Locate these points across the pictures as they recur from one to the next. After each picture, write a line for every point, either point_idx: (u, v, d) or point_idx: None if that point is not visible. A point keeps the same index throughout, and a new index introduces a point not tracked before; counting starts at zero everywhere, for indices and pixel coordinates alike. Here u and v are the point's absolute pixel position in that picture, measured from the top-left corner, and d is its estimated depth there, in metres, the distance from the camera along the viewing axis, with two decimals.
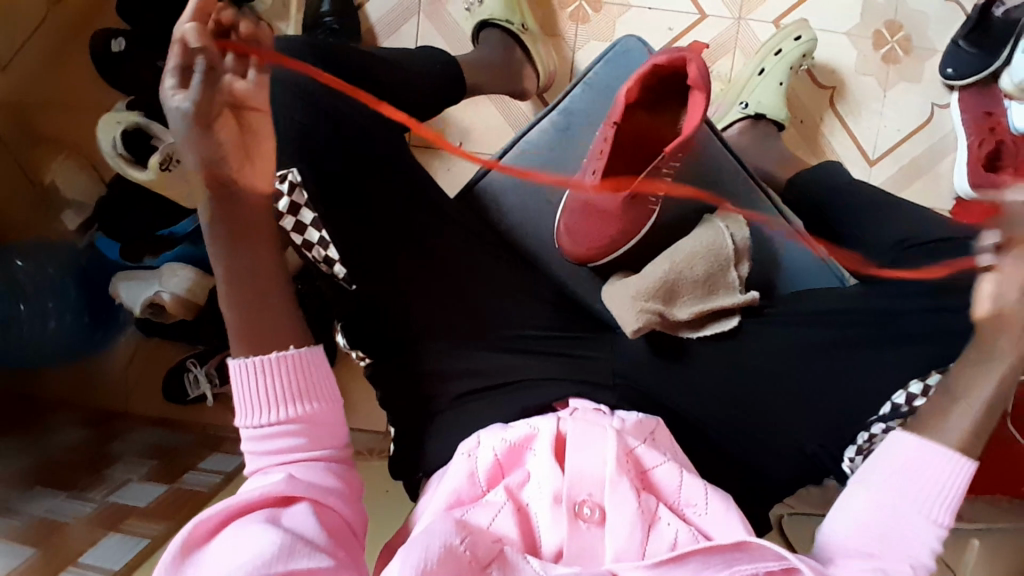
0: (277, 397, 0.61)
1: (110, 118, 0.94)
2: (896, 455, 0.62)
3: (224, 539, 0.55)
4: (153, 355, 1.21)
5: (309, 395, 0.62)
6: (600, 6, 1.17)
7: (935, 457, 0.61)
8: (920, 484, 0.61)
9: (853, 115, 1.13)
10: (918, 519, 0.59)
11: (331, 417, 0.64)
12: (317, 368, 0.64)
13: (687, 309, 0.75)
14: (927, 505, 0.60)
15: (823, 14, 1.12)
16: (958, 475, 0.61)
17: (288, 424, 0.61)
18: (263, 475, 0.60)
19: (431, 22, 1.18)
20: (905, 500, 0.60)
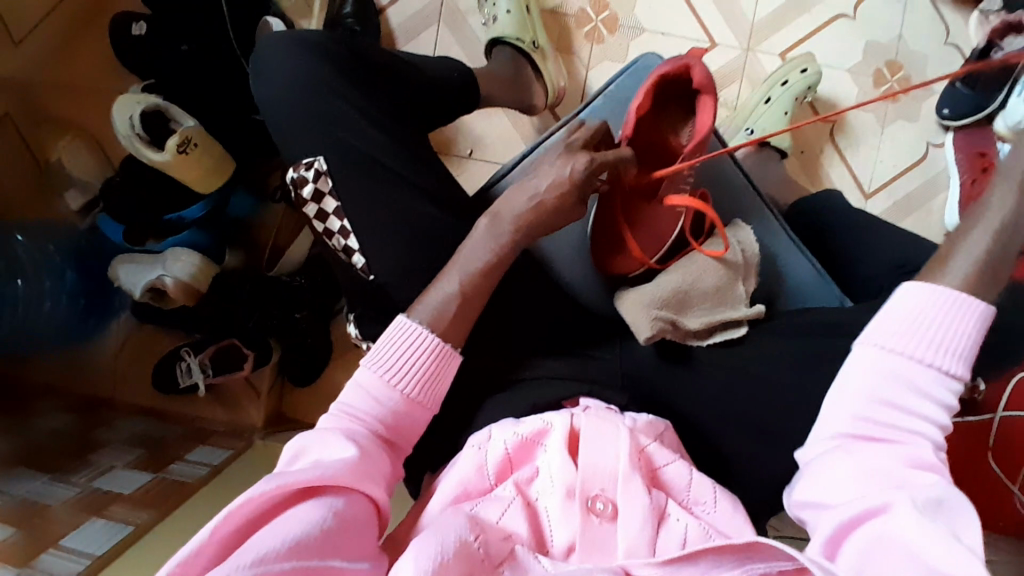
0: (404, 380, 0.65)
1: (127, 99, 0.93)
2: (903, 307, 0.56)
3: (289, 515, 0.53)
4: (144, 347, 1.17)
5: (423, 387, 0.66)
6: (614, 28, 1.20)
7: (937, 301, 0.55)
8: (924, 339, 0.55)
9: (851, 148, 1.18)
10: (934, 388, 0.55)
11: (426, 413, 0.66)
12: (445, 370, 0.67)
13: (697, 318, 0.77)
14: (938, 350, 0.55)
15: (827, 51, 1.17)
16: (967, 318, 0.55)
17: (391, 402, 0.64)
18: (332, 443, 0.60)
19: (450, 32, 1.20)
20: (922, 372, 0.55)
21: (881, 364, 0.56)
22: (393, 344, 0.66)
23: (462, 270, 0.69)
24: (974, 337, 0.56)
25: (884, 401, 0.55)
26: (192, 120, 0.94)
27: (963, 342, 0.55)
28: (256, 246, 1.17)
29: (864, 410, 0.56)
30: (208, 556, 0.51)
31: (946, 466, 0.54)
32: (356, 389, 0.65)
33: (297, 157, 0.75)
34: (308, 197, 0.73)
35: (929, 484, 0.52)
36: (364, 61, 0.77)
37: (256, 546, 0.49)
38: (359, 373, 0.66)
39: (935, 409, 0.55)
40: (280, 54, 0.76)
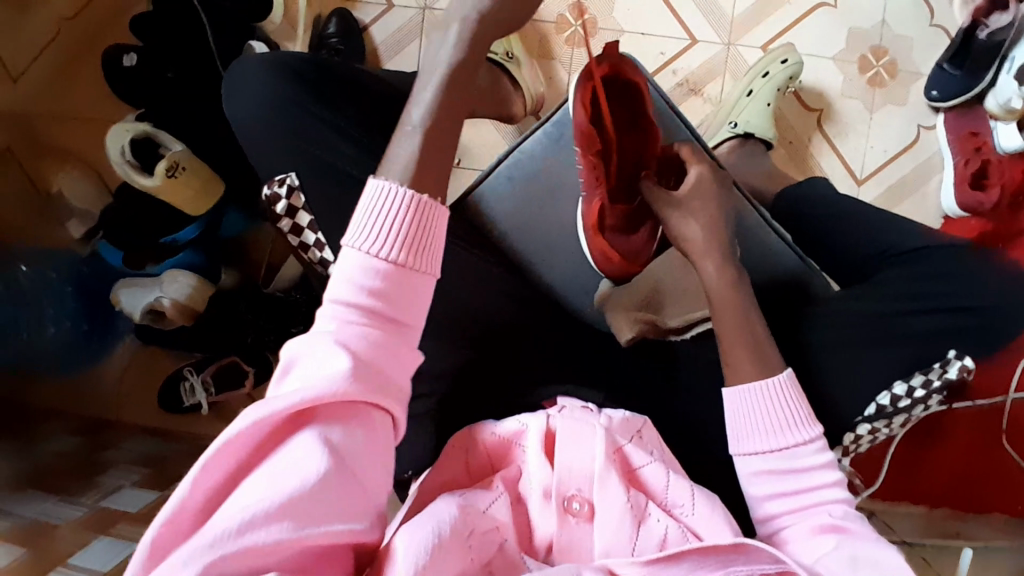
0: (392, 245, 0.55)
1: (120, 127, 0.96)
2: (731, 417, 0.66)
3: (280, 458, 0.48)
4: (151, 366, 1.20)
5: (415, 253, 0.56)
6: (594, 31, 1.21)
7: (753, 395, 0.66)
8: (769, 427, 0.65)
9: (840, 136, 1.17)
10: (801, 461, 0.63)
11: (425, 278, 0.56)
12: (431, 229, 0.57)
13: (675, 317, 0.80)
14: (786, 434, 0.64)
15: (809, 40, 1.17)
16: (788, 394, 0.65)
17: (379, 269, 0.55)
18: (325, 349, 0.51)
19: (433, 46, 1.22)
20: (786, 454, 0.64)
21: (750, 467, 0.65)
22: (376, 215, 0.56)
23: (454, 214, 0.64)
24: (805, 405, 0.66)
25: (770, 494, 0.64)
26: (181, 146, 0.98)
27: (803, 417, 0.65)
28: (251, 265, 1.19)
29: (768, 506, 0.64)
30: (196, 505, 0.46)
31: (856, 521, 0.61)
32: (341, 279, 0.55)
33: (271, 174, 0.76)
34: (282, 213, 0.74)
35: (843, 544, 0.58)
36: (337, 79, 0.80)
37: (249, 503, 0.45)
38: (340, 261, 0.55)
39: (815, 477, 0.63)
40: (253, 75, 0.78)
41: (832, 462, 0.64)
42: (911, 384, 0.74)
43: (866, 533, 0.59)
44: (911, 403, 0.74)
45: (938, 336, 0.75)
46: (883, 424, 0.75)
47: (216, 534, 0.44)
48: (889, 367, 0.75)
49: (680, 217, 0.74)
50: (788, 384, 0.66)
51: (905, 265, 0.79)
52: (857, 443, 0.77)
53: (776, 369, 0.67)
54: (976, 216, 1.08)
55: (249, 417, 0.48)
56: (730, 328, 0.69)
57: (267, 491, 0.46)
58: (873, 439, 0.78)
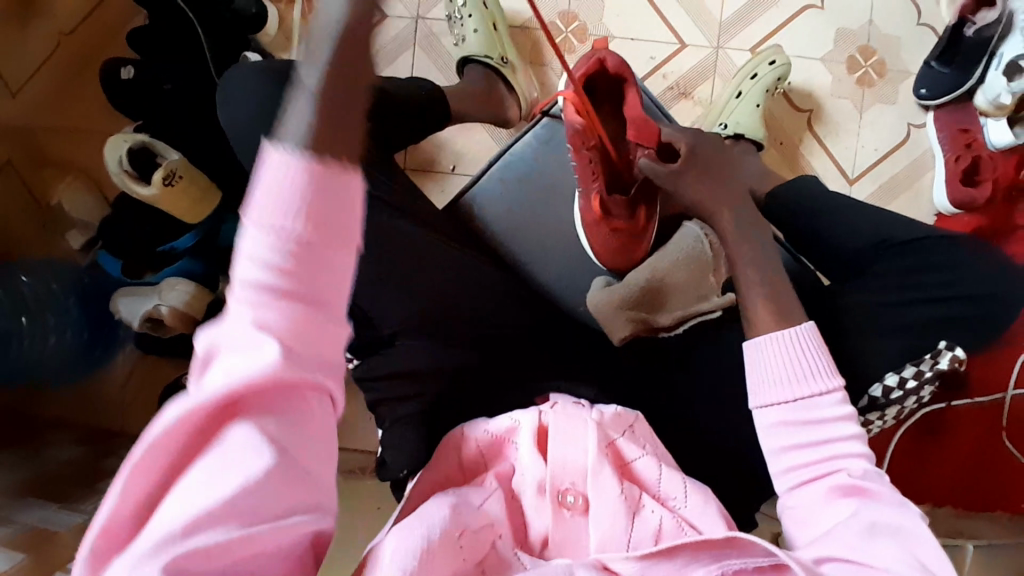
0: (289, 206, 0.41)
1: (117, 138, 0.97)
2: (750, 369, 0.66)
3: (218, 452, 0.41)
4: (150, 374, 1.21)
5: (315, 222, 0.42)
6: (585, 38, 1.22)
7: (772, 344, 0.66)
8: (789, 376, 0.64)
9: (831, 135, 1.18)
10: (819, 413, 0.62)
11: (343, 255, 0.43)
12: (332, 199, 0.42)
13: (670, 314, 0.80)
14: (803, 383, 0.63)
15: (797, 41, 1.18)
16: (806, 346, 0.65)
17: (281, 242, 0.41)
18: (245, 335, 0.41)
19: (426, 54, 1.24)
20: (806, 406, 0.62)
21: (770, 418, 0.63)
22: (281, 184, 0.42)
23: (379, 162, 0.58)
24: (825, 356, 0.64)
25: (788, 446, 0.62)
26: (177, 155, 0.99)
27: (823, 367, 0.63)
28: None
29: (783, 459, 0.62)
30: (129, 508, 0.41)
31: (874, 479, 0.59)
32: (247, 261, 0.42)
33: None
34: None
35: (861, 508, 0.57)
36: None
37: (191, 500, 0.40)
38: (240, 235, 0.42)
39: (834, 430, 0.61)
40: (248, 81, 0.79)
41: (853, 414, 0.62)
42: (902, 375, 0.76)
43: (886, 496, 0.58)
44: (903, 395, 0.77)
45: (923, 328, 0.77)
46: (875, 416, 0.78)
47: (158, 535, 0.39)
48: (880, 358, 0.76)
49: (680, 186, 0.80)
50: (806, 338, 0.65)
51: (896, 256, 0.80)
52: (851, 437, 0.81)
53: (799, 323, 0.68)
54: (970, 212, 1.10)
55: (176, 407, 0.41)
56: (753, 288, 0.71)
57: (212, 488, 0.40)
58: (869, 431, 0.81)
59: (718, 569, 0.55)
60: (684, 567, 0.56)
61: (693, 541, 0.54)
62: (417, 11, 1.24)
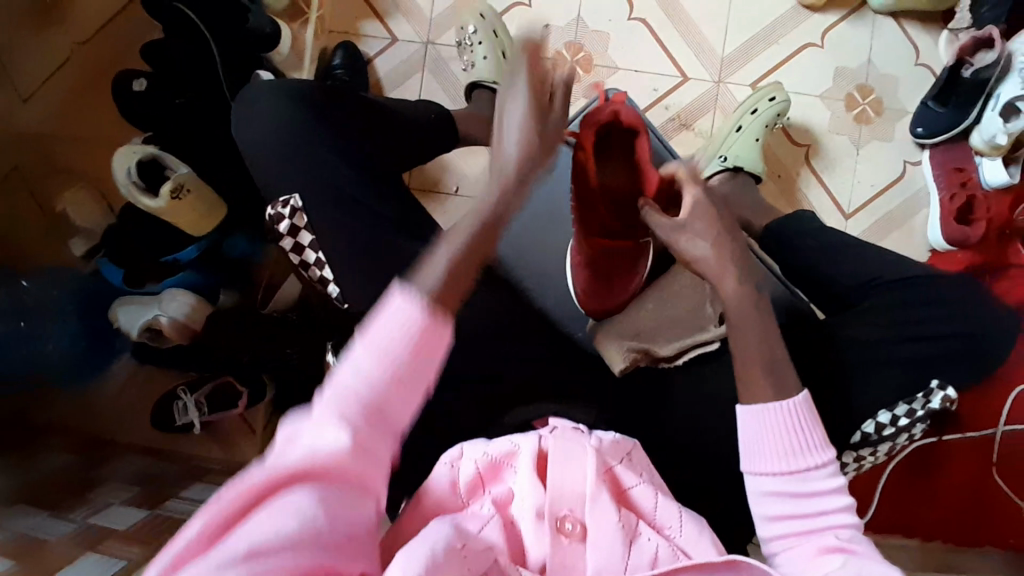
0: (396, 346, 0.56)
1: (125, 149, 0.98)
2: (742, 440, 0.66)
3: (274, 508, 0.47)
4: (147, 383, 1.23)
5: (418, 351, 0.56)
6: (590, 68, 1.24)
7: (769, 413, 0.65)
8: (784, 447, 0.65)
9: (827, 170, 1.20)
10: (811, 483, 0.64)
11: (433, 363, 0.57)
12: (429, 335, 0.57)
13: (669, 346, 0.81)
14: (799, 456, 0.64)
15: (797, 79, 1.21)
16: (802, 415, 0.65)
17: (382, 363, 0.55)
18: (325, 424, 0.53)
19: (435, 78, 1.26)
20: (797, 476, 0.64)
21: (760, 486, 0.65)
22: (385, 325, 0.56)
23: (453, 246, 0.65)
24: (819, 430, 0.66)
25: (778, 513, 0.64)
26: (186, 168, 1.00)
27: (816, 439, 0.65)
28: (251, 283, 1.21)
29: (771, 525, 0.64)
30: (192, 542, 0.45)
31: (859, 545, 0.60)
32: (348, 365, 0.56)
33: (275, 196, 0.79)
34: (284, 232, 0.76)
35: (849, 562, 0.57)
36: (338, 108, 0.83)
37: (249, 534, 0.45)
38: (350, 352, 0.56)
39: (822, 500, 0.63)
40: (264, 101, 0.81)
41: (844, 487, 0.64)
42: (895, 412, 0.77)
43: (870, 554, 0.58)
44: (896, 432, 0.77)
45: (917, 363, 0.78)
46: (868, 451, 0.78)
47: (224, 555, 0.43)
48: (874, 393, 0.77)
49: (684, 240, 0.73)
50: (803, 407, 0.65)
51: (890, 292, 0.82)
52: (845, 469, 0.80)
53: (793, 391, 0.67)
54: (964, 249, 1.11)
55: (260, 469, 0.49)
56: (748, 359, 0.68)
57: (267, 530, 0.46)
58: (863, 465, 0.81)
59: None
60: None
61: (692, 562, 0.56)
62: (428, 36, 1.27)
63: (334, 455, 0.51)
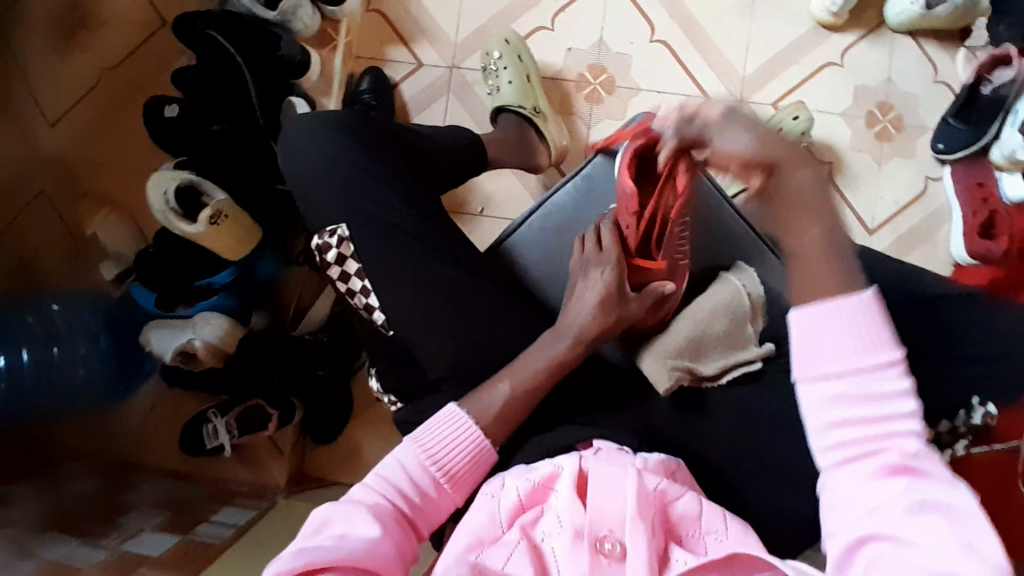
0: (447, 453, 0.69)
1: (160, 175, 1.00)
2: (796, 342, 0.56)
3: None
4: (174, 405, 1.23)
5: (450, 474, 0.68)
6: (613, 90, 1.27)
7: (824, 317, 0.55)
8: (836, 345, 0.55)
9: (850, 186, 1.21)
10: (873, 383, 0.53)
11: (456, 499, 0.68)
12: (483, 457, 0.71)
13: (713, 363, 0.79)
14: (857, 355, 0.54)
15: (818, 98, 1.23)
16: (863, 309, 0.55)
17: (434, 470, 0.67)
18: (359, 519, 0.60)
19: (459, 101, 1.28)
20: (856, 371, 0.54)
21: (816, 389, 0.55)
22: (437, 429, 0.70)
23: (515, 376, 0.74)
24: (880, 322, 0.55)
25: (838, 426, 0.54)
26: (222, 195, 1.01)
27: (881, 335, 0.54)
28: (280, 307, 1.23)
29: (826, 435, 0.54)
30: None
31: (930, 457, 0.52)
32: (393, 462, 0.67)
33: (320, 223, 0.81)
34: (332, 261, 0.79)
35: (914, 493, 0.50)
36: (379, 132, 0.84)
37: None
38: (398, 447, 0.68)
39: (883, 403, 0.53)
40: (307, 129, 0.83)
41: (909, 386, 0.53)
42: (936, 430, 0.78)
43: (939, 474, 0.51)
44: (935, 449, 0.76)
45: (958, 382, 0.78)
46: None
47: None
48: None
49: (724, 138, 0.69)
50: (870, 307, 0.55)
51: (924, 312, 0.82)
52: None
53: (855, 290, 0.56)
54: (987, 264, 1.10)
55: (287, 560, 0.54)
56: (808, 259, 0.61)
57: None
58: None
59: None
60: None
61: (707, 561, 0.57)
62: (453, 60, 1.29)
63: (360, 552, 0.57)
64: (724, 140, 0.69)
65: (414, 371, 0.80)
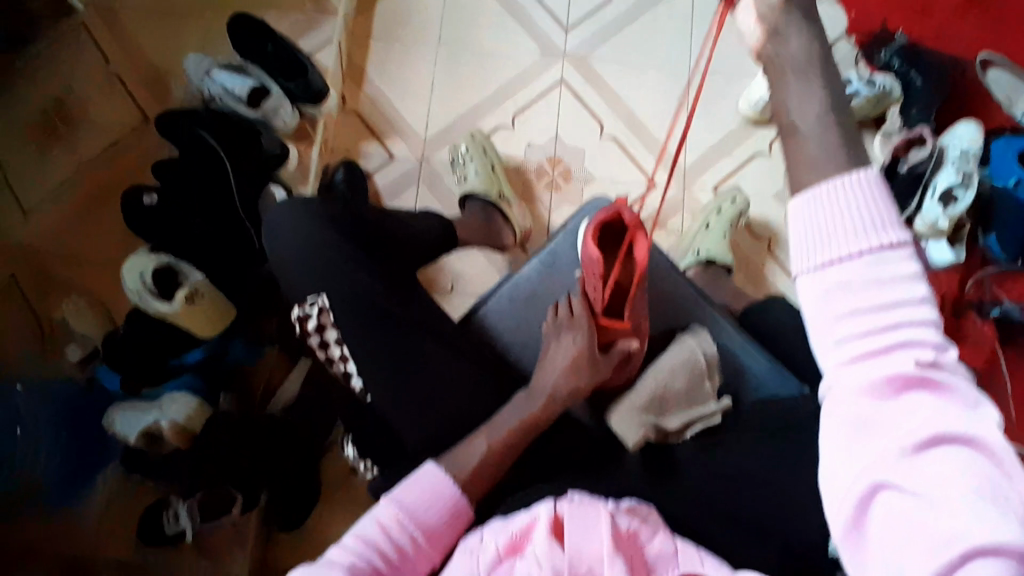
0: (426, 512, 0.69)
1: (139, 257, 1.04)
2: (798, 233, 0.49)
3: None
4: (129, 501, 1.15)
5: (427, 534, 0.68)
6: (570, 178, 1.39)
7: (832, 200, 0.48)
8: (848, 232, 0.47)
9: (789, 261, 1.34)
10: (888, 277, 0.46)
11: (431, 560, 0.68)
12: (460, 515, 0.71)
13: (677, 419, 0.84)
14: (867, 245, 0.47)
15: (753, 184, 1.37)
16: (870, 193, 0.48)
17: (411, 529, 0.67)
18: None
19: (429, 189, 1.38)
20: (866, 259, 0.47)
21: (822, 283, 0.48)
22: (415, 487, 0.70)
23: (492, 433, 0.76)
24: (889, 207, 0.48)
25: (847, 330, 0.46)
26: (200, 275, 1.05)
27: (890, 218, 0.47)
28: (250, 389, 1.23)
29: (835, 334, 0.47)
30: None
31: (949, 366, 0.45)
32: (370, 519, 0.67)
33: (300, 295, 0.86)
34: (311, 328, 0.83)
35: (931, 409, 0.43)
36: (357, 217, 0.92)
37: None
38: (376, 506, 0.68)
39: (895, 305, 0.46)
40: (292, 210, 0.90)
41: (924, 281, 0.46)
42: None
43: (961, 392, 0.44)
44: None
45: None
46: None
47: None
48: None
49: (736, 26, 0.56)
50: (871, 185, 0.48)
51: None
52: None
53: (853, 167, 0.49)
54: None
55: None
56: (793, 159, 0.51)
57: None
58: None
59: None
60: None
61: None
62: (422, 154, 1.40)
63: None
64: (743, 15, 0.55)
65: (391, 437, 0.81)
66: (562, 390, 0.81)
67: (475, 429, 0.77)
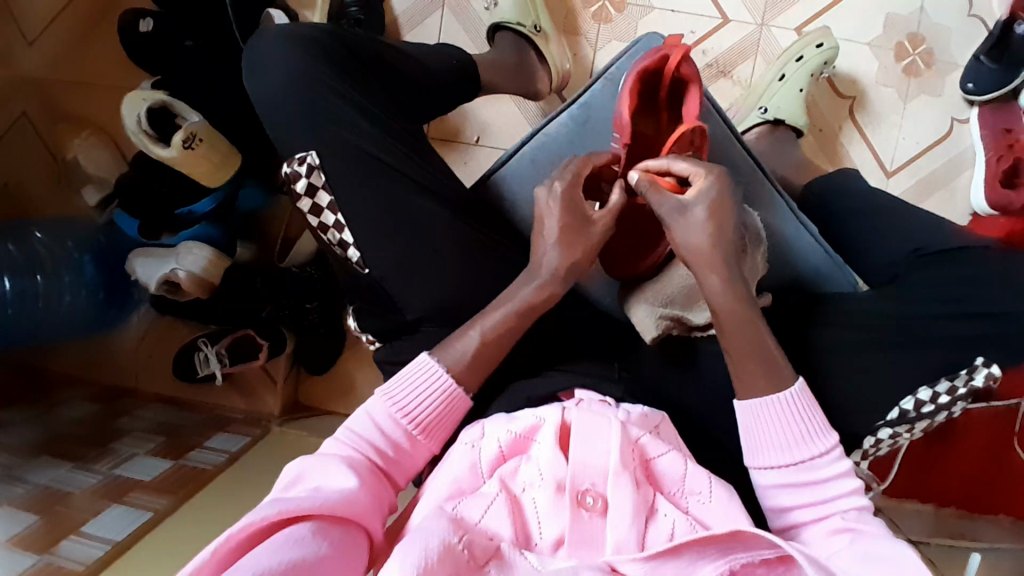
0: (417, 404, 0.67)
1: (136, 95, 0.94)
2: (744, 433, 0.64)
3: (277, 541, 0.52)
4: (164, 336, 1.23)
5: (423, 425, 0.67)
6: (622, 7, 1.17)
7: (769, 408, 0.63)
8: (784, 439, 0.62)
9: (871, 124, 1.13)
10: (816, 471, 0.61)
11: (430, 448, 0.67)
12: (456, 406, 0.68)
13: (706, 311, 0.74)
14: (797, 449, 0.62)
15: (845, 24, 1.12)
16: (801, 404, 0.62)
17: (405, 421, 0.66)
18: (334, 472, 0.60)
19: (455, 17, 1.18)
20: (802, 460, 0.62)
21: (767, 480, 0.63)
22: (408, 378, 0.68)
23: (485, 321, 0.70)
24: (819, 415, 0.63)
25: (791, 504, 0.62)
26: (198, 116, 0.96)
27: (819, 424, 0.62)
28: (268, 239, 1.21)
29: (785, 512, 0.62)
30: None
31: (872, 521, 0.59)
32: (364, 417, 0.66)
33: (291, 152, 0.76)
34: (302, 192, 0.75)
35: (856, 542, 0.56)
36: (360, 58, 0.78)
37: (253, 564, 0.49)
38: (368, 401, 0.67)
39: (833, 488, 0.61)
40: (277, 47, 0.76)
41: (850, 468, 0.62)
42: (935, 389, 0.71)
43: (879, 530, 0.57)
44: (934, 409, 0.72)
45: (966, 341, 0.71)
46: (904, 429, 0.72)
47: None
48: (913, 372, 0.72)
49: (684, 225, 0.64)
50: (801, 397, 0.63)
51: (936, 265, 0.75)
52: (876, 445, 0.74)
53: (787, 381, 0.63)
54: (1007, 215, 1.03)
55: (258, 509, 0.54)
56: (743, 350, 0.64)
57: (266, 561, 0.50)
58: (894, 443, 0.75)
59: (728, 563, 0.53)
60: (692, 564, 0.54)
61: (700, 536, 0.52)
62: None
63: (336, 499, 0.57)
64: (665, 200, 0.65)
65: (392, 315, 0.76)
66: (561, 268, 0.70)
67: (470, 318, 0.71)
